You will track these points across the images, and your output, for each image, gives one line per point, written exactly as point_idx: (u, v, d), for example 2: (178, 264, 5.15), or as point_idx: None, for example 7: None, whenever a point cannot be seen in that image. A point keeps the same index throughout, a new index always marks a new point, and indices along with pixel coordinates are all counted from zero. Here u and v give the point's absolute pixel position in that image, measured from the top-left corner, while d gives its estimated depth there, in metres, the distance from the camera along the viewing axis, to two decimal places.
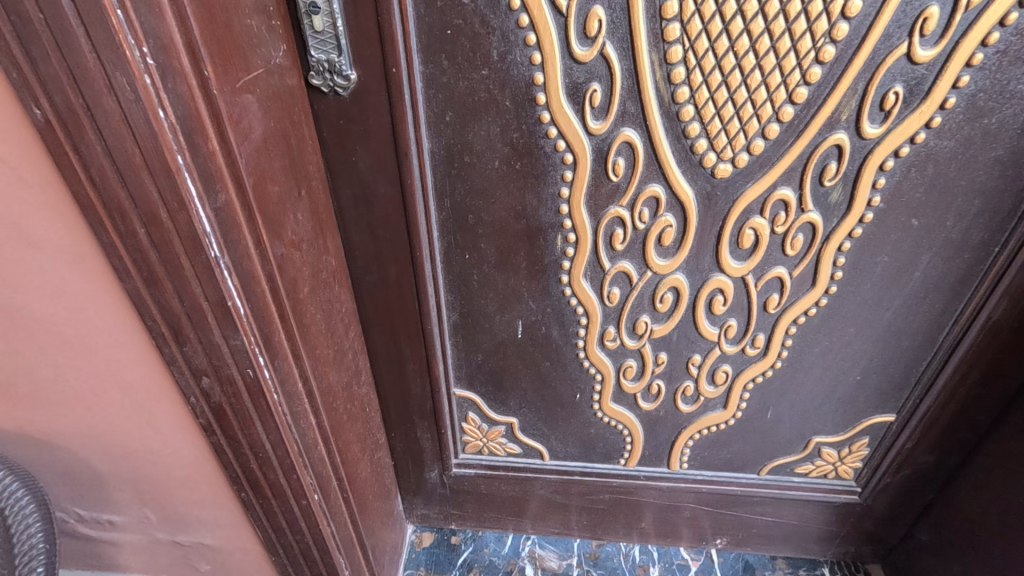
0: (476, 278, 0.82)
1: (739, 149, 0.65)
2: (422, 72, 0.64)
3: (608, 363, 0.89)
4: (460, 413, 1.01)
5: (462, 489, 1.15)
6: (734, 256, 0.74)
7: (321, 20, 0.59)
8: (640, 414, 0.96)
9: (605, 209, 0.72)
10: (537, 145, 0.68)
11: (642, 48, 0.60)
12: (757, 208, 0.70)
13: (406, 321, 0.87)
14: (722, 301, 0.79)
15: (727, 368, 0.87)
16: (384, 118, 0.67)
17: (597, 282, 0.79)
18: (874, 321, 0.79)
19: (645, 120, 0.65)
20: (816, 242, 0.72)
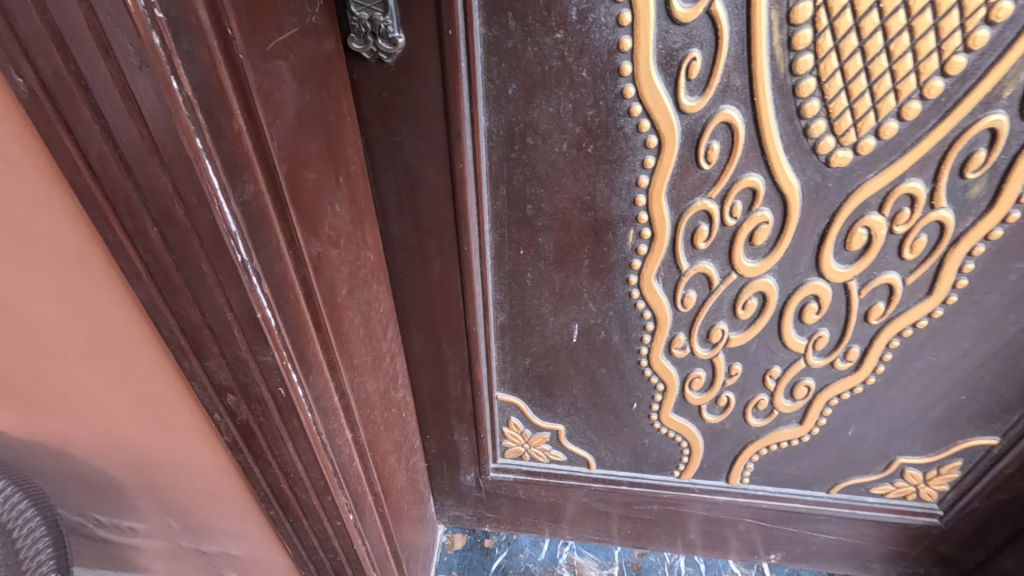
0: (530, 277, 0.72)
1: (865, 133, 0.54)
2: (482, 35, 0.54)
3: (672, 372, 0.79)
4: (502, 418, 0.93)
5: (499, 493, 1.08)
6: (839, 258, 0.63)
7: None
8: (703, 426, 0.87)
9: (689, 202, 0.61)
10: (616, 127, 0.57)
11: (761, 4, 0.48)
12: (876, 203, 0.59)
13: (448, 321, 0.78)
14: (815, 308, 0.68)
15: (810, 382, 0.77)
16: (435, 91, 0.56)
17: (670, 285, 0.69)
18: (996, 336, 0.68)
19: (752, 97, 0.53)
20: (942, 244, 0.60)
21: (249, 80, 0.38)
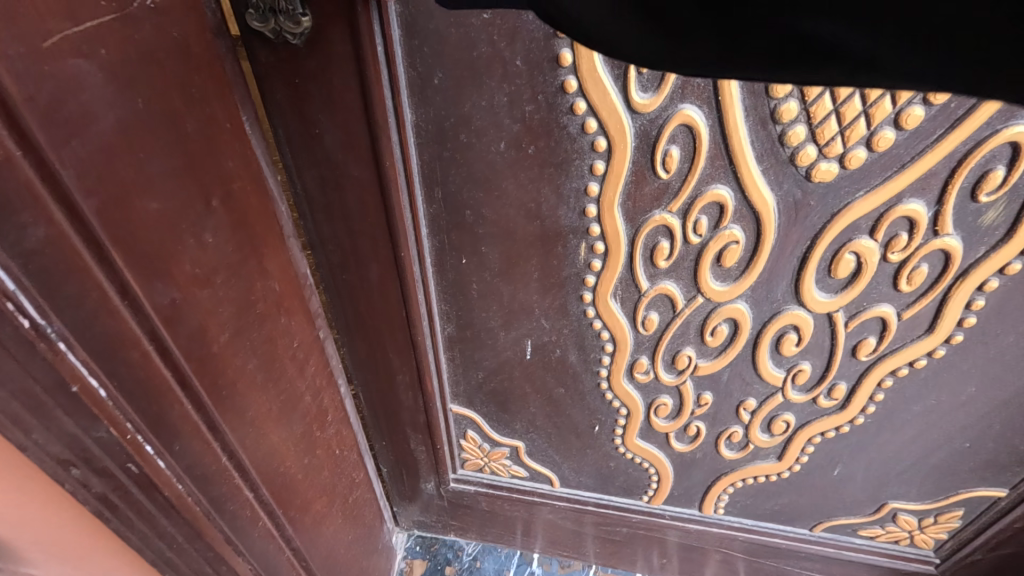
0: (476, 288, 0.65)
1: (855, 142, 0.44)
2: (399, 14, 0.46)
3: (636, 397, 0.71)
4: (458, 430, 0.87)
5: (460, 505, 1.02)
6: (822, 286, 0.54)
7: None
8: (672, 454, 0.79)
9: (646, 215, 0.53)
10: (559, 126, 0.49)
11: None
12: (867, 225, 0.49)
13: (392, 329, 0.72)
14: (795, 340, 0.59)
15: (789, 418, 0.68)
16: (350, 78, 0.49)
17: (629, 305, 0.61)
18: (1007, 381, 0.58)
19: (716, 95, 0.44)
20: (947, 276, 0.51)
21: (10, 97, 0.29)
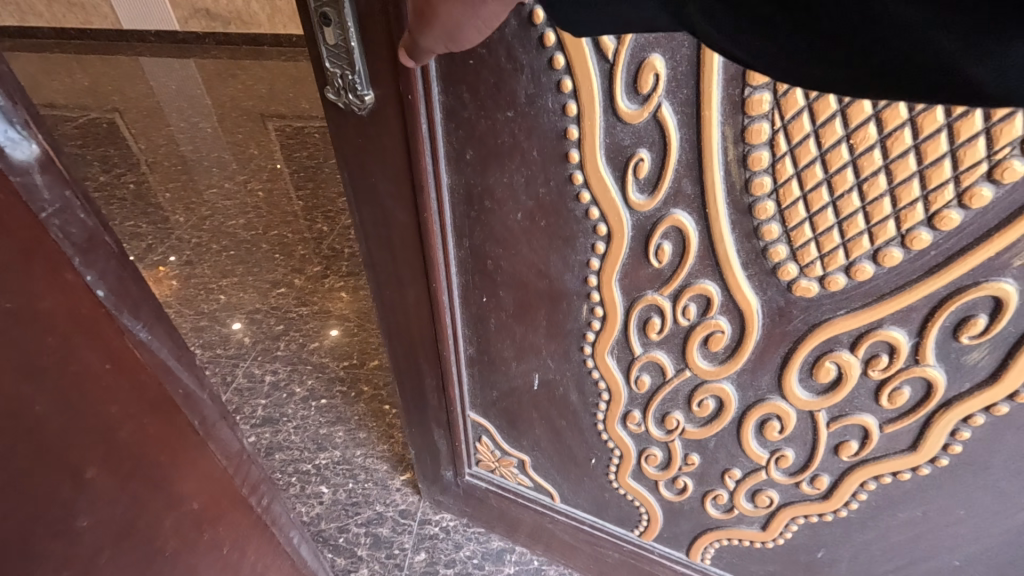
0: (493, 323, 0.73)
1: (835, 268, 0.47)
2: (441, 101, 0.54)
3: (629, 443, 0.77)
4: (474, 434, 0.96)
5: (471, 500, 1.10)
6: (805, 385, 0.56)
7: (332, 33, 0.52)
8: (661, 500, 0.83)
9: (641, 293, 0.58)
10: (567, 208, 0.55)
11: (713, 116, 0.43)
12: (849, 340, 0.51)
13: (423, 342, 0.82)
14: (778, 428, 0.62)
15: (772, 494, 0.70)
16: (400, 144, 0.59)
17: (624, 363, 0.66)
18: (998, 512, 0.57)
19: (704, 206, 0.48)
20: (931, 402, 0.51)
21: None
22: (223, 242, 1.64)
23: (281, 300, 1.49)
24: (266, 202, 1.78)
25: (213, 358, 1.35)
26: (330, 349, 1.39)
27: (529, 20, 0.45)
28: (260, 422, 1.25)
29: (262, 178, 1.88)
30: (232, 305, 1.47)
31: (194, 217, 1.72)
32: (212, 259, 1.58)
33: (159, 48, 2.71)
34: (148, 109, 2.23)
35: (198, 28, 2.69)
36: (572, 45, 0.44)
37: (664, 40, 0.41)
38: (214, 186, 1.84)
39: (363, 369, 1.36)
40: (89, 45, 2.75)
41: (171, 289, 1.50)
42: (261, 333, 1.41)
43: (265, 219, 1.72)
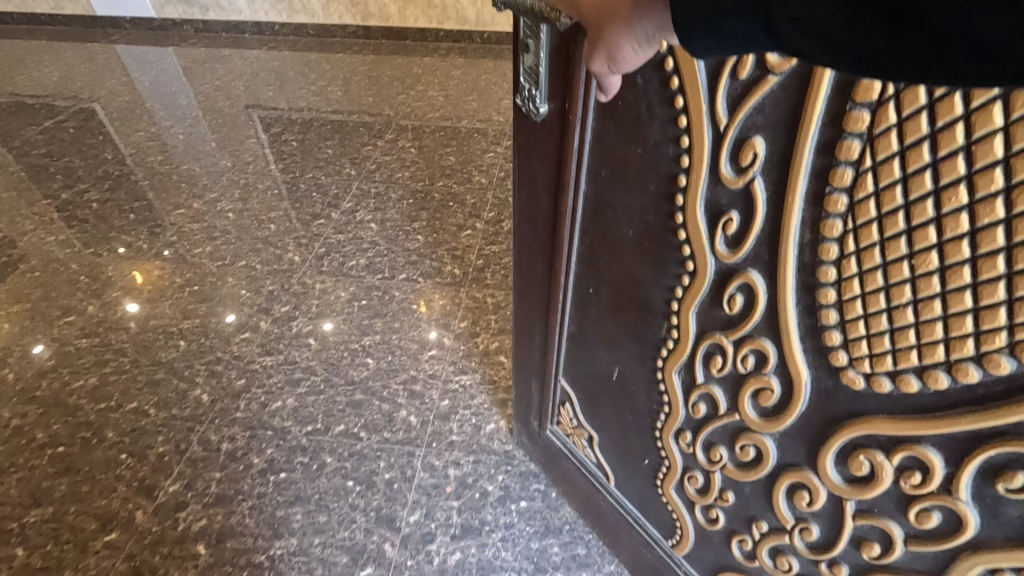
0: (593, 310, 0.85)
1: (882, 371, 0.49)
2: (593, 123, 0.66)
3: (677, 457, 0.84)
4: (562, 397, 1.10)
5: (549, 450, 1.23)
6: (840, 472, 0.58)
7: (530, 58, 0.67)
8: (696, 522, 0.89)
9: (710, 330, 0.65)
10: (666, 238, 0.64)
11: (795, 203, 0.48)
12: (885, 444, 0.52)
13: (541, 305, 0.97)
14: (807, 500, 0.64)
15: (792, 561, 0.72)
16: (555, 147, 0.73)
17: (687, 385, 0.74)
18: None
19: (776, 276, 0.54)
20: (958, 537, 0.50)
21: None
22: (185, 278, 1.88)
23: (243, 349, 1.64)
24: (235, 225, 2.10)
25: (169, 421, 1.48)
26: (293, 412, 1.48)
27: (666, 83, 0.55)
28: (213, 501, 1.33)
29: (232, 198, 2.23)
30: (200, 353, 1.64)
31: (157, 243, 2.03)
32: (172, 302, 1.80)
33: (135, 33, 3.53)
34: (137, 109, 2.81)
35: (176, 15, 3.47)
36: (693, 110, 0.53)
37: (768, 129, 0.49)
38: (184, 206, 2.20)
39: (328, 436, 1.42)
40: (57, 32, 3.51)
41: (129, 333, 1.71)
42: (219, 391, 1.54)
43: (236, 247, 2.00)
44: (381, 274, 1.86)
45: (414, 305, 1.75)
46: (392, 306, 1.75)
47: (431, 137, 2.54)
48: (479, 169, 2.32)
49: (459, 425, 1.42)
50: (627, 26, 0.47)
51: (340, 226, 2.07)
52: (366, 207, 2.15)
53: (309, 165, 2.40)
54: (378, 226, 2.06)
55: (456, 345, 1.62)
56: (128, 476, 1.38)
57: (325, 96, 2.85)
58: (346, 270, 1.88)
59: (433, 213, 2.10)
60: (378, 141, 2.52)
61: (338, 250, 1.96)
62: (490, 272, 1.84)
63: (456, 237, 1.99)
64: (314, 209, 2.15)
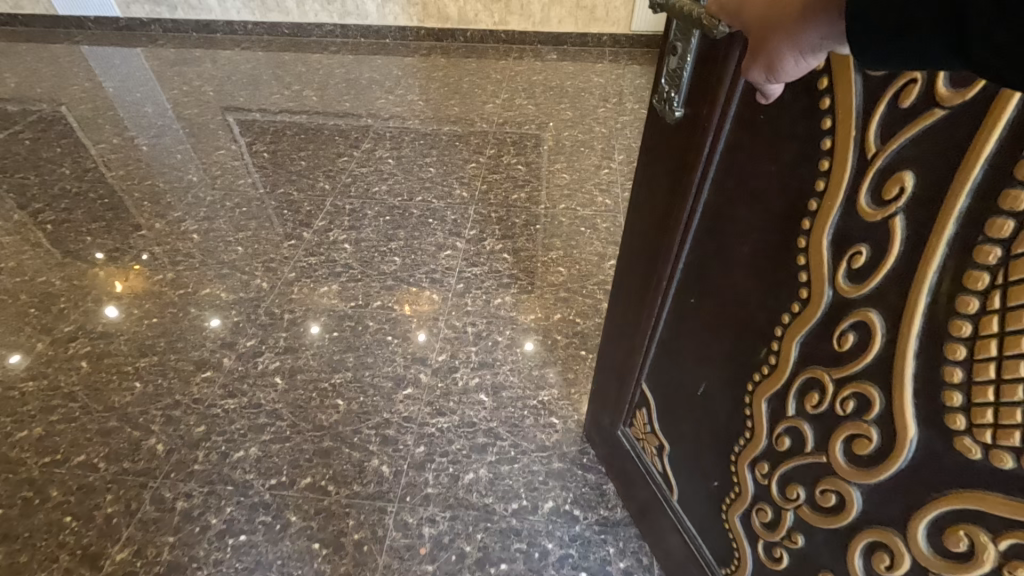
0: (687, 321, 0.86)
1: (1011, 446, 0.45)
2: (728, 136, 0.68)
3: (750, 486, 0.81)
4: (637, 401, 1.09)
5: (616, 452, 1.22)
6: (934, 542, 0.54)
7: (675, 61, 0.69)
8: (756, 560, 0.85)
9: (814, 364, 0.64)
10: (784, 261, 0.64)
11: (937, 249, 0.48)
12: (994, 525, 0.48)
13: (636, 308, 0.99)
14: (887, 564, 0.59)
15: None
16: (684, 152, 0.75)
17: (773, 416, 0.72)
18: None
19: (900, 316, 0.52)
20: None
21: None
22: (145, 307, 1.72)
23: (204, 391, 1.48)
24: (198, 247, 1.95)
25: (118, 476, 1.29)
26: (255, 463, 1.32)
27: (817, 104, 0.56)
28: (164, 571, 1.15)
29: (196, 216, 2.08)
30: (157, 395, 1.47)
31: (117, 267, 1.86)
32: (131, 336, 1.63)
33: (102, 34, 3.62)
34: (108, 122, 2.73)
35: (143, 15, 3.58)
36: (841, 132, 0.54)
37: (922, 160, 0.48)
38: (143, 228, 2.02)
39: (292, 491, 1.27)
40: (47, 50, 3.45)
41: (81, 373, 1.52)
42: (177, 440, 1.37)
43: (200, 272, 1.85)
44: (354, 302, 1.74)
45: (389, 337, 1.62)
46: (366, 337, 1.62)
47: (410, 147, 2.49)
48: (461, 182, 2.26)
49: (436, 476, 1.30)
50: (793, 37, 0.45)
51: (311, 247, 1.94)
52: (340, 225, 2.04)
53: (280, 179, 2.28)
54: (352, 247, 1.94)
55: (432, 382, 1.50)
56: (72, 543, 1.19)
57: (302, 101, 2.93)
58: (317, 297, 1.75)
59: (411, 231, 2.01)
60: (353, 152, 2.45)
61: (309, 275, 1.84)
62: (472, 297, 1.75)
63: (436, 257, 1.90)
64: (285, 228, 2.03)
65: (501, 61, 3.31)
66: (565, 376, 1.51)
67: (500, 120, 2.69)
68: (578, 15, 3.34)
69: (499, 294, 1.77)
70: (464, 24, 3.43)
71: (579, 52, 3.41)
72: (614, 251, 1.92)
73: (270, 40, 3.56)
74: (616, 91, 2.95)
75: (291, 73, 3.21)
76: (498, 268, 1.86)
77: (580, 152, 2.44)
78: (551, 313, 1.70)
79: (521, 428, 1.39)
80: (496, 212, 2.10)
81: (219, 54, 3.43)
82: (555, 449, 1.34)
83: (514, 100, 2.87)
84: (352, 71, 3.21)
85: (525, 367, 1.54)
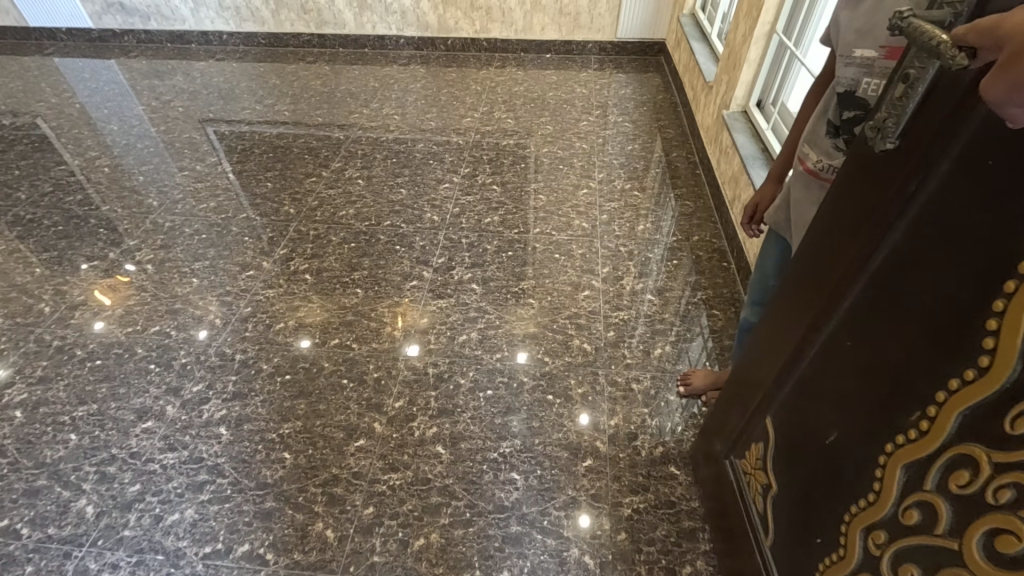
0: (834, 369, 0.73)
1: None
2: (941, 173, 0.55)
3: (857, 552, 0.70)
4: (752, 434, 0.99)
5: (720, 477, 1.14)
6: None
7: (903, 89, 0.55)
8: None
9: (974, 443, 0.53)
10: (970, 321, 0.53)
11: None
12: None
13: (778, 339, 0.86)
14: None
15: None
16: (877, 179, 0.63)
17: (904, 485, 0.61)
18: None
19: None
20: None
21: None
22: (88, 347, 1.63)
23: (143, 444, 1.39)
24: (152, 279, 1.85)
25: (40, 544, 1.20)
26: (190, 527, 1.23)
27: None
28: None
29: (153, 244, 1.99)
30: (92, 449, 1.37)
31: (62, 303, 1.77)
32: (70, 380, 1.53)
33: (74, 46, 3.52)
34: (75, 139, 2.64)
35: (115, 26, 3.48)
36: None
37: None
38: (95, 259, 1.93)
39: (227, 561, 1.18)
40: (17, 62, 3.35)
41: (13, 425, 1.43)
42: (108, 501, 1.28)
43: (151, 307, 1.75)
44: (310, 341, 1.64)
45: (344, 381, 1.53)
46: (320, 382, 1.52)
47: (382, 166, 2.39)
48: (432, 204, 2.16)
49: (383, 542, 1.20)
50: None
51: (271, 278, 1.84)
52: (302, 253, 1.94)
53: (243, 203, 2.19)
54: (314, 277, 1.85)
55: (388, 433, 1.40)
56: None
57: (274, 115, 2.82)
58: (271, 335, 1.65)
59: (376, 260, 1.91)
60: (323, 172, 2.35)
61: (267, 309, 1.74)
62: (436, 334, 1.65)
63: (400, 288, 1.80)
64: (245, 257, 1.93)
65: (482, 71, 3.20)
66: (530, 426, 1.41)
67: (478, 135, 2.59)
68: (562, 22, 3.23)
69: (465, 330, 1.66)
70: (444, 32, 3.33)
71: (563, 60, 3.30)
72: (589, 280, 1.82)
73: (246, 50, 3.46)
74: (601, 103, 2.84)
75: (264, 85, 3.10)
76: (465, 300, 1.76)
77: (559, 170, 2.34)
78: (520, 350, 1.60)
79: (478, 486, 1.30)
80: (466, 238, 2.00)
81: (192, 66, 3.33)
82: (514, 510, 1.25)
83: (492, 113, 2.77)
84: (328, 83, 3.10)
85: (487, 415, 1.44)
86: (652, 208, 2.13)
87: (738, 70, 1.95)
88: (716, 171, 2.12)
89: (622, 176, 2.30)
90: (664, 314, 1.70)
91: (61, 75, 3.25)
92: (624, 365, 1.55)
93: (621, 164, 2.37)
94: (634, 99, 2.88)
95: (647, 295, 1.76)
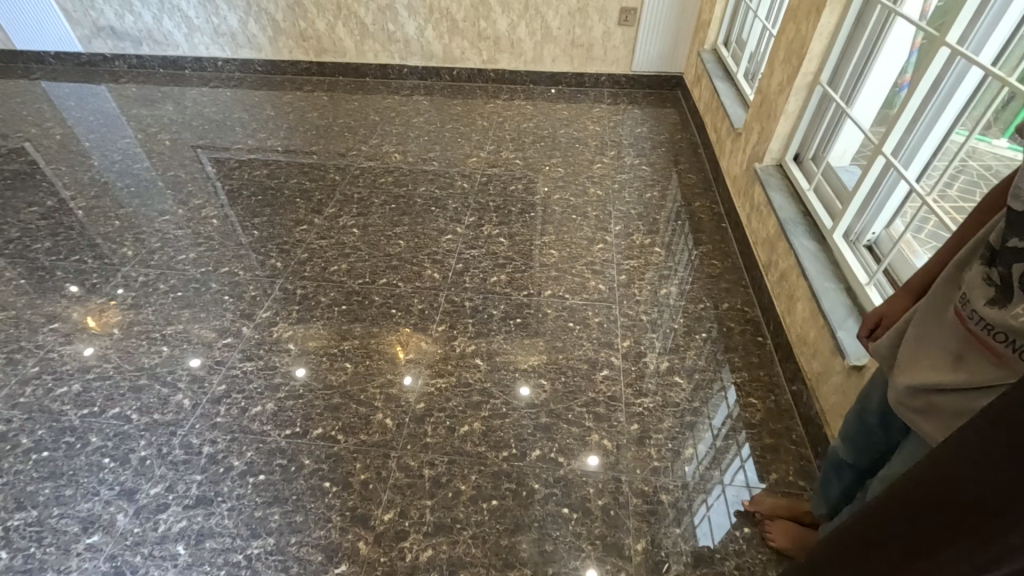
0: None
1: None
2: None
3: None
4: None
5: None
6: None
7: None
8: None
9: None
10: None
11: None
12: None
13: None
14: None
15: None
16: None
17: None
18: None
19: None
20: None
21: None
22: (36, 433, 1.42)
23: (84, 567, 1.18)
24: (117, 347, 1.65)
25: None
26: None
27: None
28: None
29: (122, 304, 1.79)
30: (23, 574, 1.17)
31: (13, 375, 1.57)
32: (9, 478, 1.33)
33: (64, 70, 3.37)
34: (52, 176, 2.46)
35: (106, 50, 3.32)
36: None
37: None
38: (55, 321, 1.73)
39: None
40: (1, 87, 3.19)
41: None
42: None
43: (111, 383, 1.55)
44: (289, 430, 1.43)
45: (326, 484, 1.31)
46: (297, 484, 1.32)
47: (380, 213, 2.20)
48: (433, 258, 1.97)
49: None
50: None
51: (249, 349, 1.64)
52: (286, 317, 1.74)
53: (225, 255, 1.99)
54: (298, 347, 1.64)
55: (373, 556, 1.19)
56: None
57: (265, 150, 2.64)
58: (245, 422, 1.45)
59: (368, 326, 1.71)
60: (315, 219, 2.16)
61: (242, 387, 1.53)
62: (433, 423, 1.44)
63: (395, 362, 1.60)
64: (223, 321, 1.73)
65: (488, 103, 3.03)
66: (541, 550, 1.20)
67: (484, 178, 2.40)
68: (574, 53, 3.07)
69: (466, 419, 1.45)
70: (450, 62, 3.17)
71: (575, 93, 3.13)
72: (607, 357, 1.61)
73: (241, 77, 3.29)
74: (615, 141, 2.66)
75: (258, 116, 2.93)
76: (467, 379, 1.55)
77: (571, 221, 2.14)
78: (530, 446, 1.39)
79: None
80: (470, 301, 1.80)
81: (184, 93, 3.16)
82: None
83: (500, 152, 2.59)
84: (326, 115, 2.93)
85: (490, 534, 1.23)
86: (675, 269, 1.92)
87: (775, 121, 1.76)
88: (746, 228, 1.92)
89: (641, 229, 2.10)
90: (695, 404, 1.48)
91: (47, 101, 3.09)
92: (650, 471, 1.34)
93: (639, 215, 2.18)
94: (651, 138, 2.70)
95: (673, 378, 1.55)
